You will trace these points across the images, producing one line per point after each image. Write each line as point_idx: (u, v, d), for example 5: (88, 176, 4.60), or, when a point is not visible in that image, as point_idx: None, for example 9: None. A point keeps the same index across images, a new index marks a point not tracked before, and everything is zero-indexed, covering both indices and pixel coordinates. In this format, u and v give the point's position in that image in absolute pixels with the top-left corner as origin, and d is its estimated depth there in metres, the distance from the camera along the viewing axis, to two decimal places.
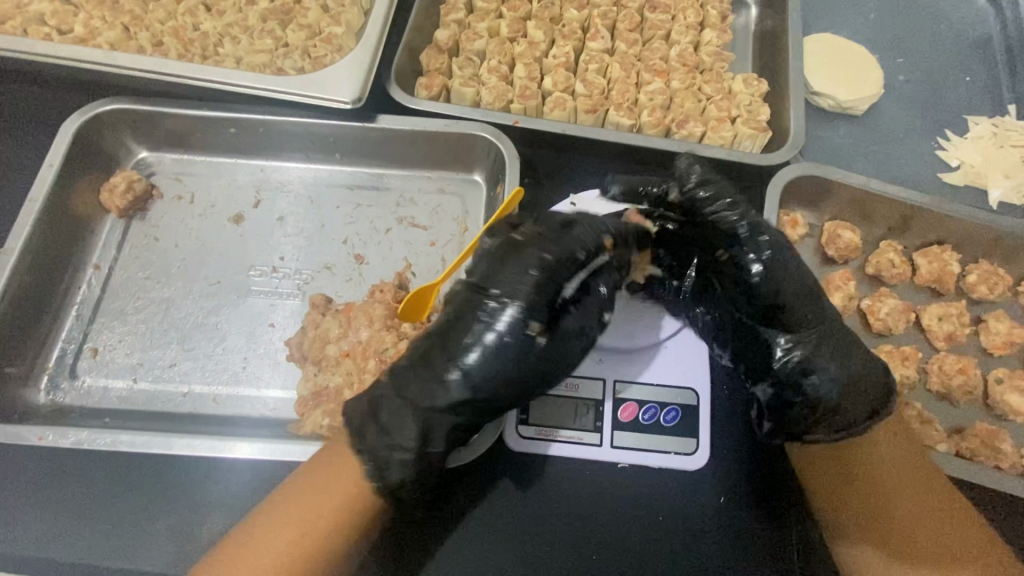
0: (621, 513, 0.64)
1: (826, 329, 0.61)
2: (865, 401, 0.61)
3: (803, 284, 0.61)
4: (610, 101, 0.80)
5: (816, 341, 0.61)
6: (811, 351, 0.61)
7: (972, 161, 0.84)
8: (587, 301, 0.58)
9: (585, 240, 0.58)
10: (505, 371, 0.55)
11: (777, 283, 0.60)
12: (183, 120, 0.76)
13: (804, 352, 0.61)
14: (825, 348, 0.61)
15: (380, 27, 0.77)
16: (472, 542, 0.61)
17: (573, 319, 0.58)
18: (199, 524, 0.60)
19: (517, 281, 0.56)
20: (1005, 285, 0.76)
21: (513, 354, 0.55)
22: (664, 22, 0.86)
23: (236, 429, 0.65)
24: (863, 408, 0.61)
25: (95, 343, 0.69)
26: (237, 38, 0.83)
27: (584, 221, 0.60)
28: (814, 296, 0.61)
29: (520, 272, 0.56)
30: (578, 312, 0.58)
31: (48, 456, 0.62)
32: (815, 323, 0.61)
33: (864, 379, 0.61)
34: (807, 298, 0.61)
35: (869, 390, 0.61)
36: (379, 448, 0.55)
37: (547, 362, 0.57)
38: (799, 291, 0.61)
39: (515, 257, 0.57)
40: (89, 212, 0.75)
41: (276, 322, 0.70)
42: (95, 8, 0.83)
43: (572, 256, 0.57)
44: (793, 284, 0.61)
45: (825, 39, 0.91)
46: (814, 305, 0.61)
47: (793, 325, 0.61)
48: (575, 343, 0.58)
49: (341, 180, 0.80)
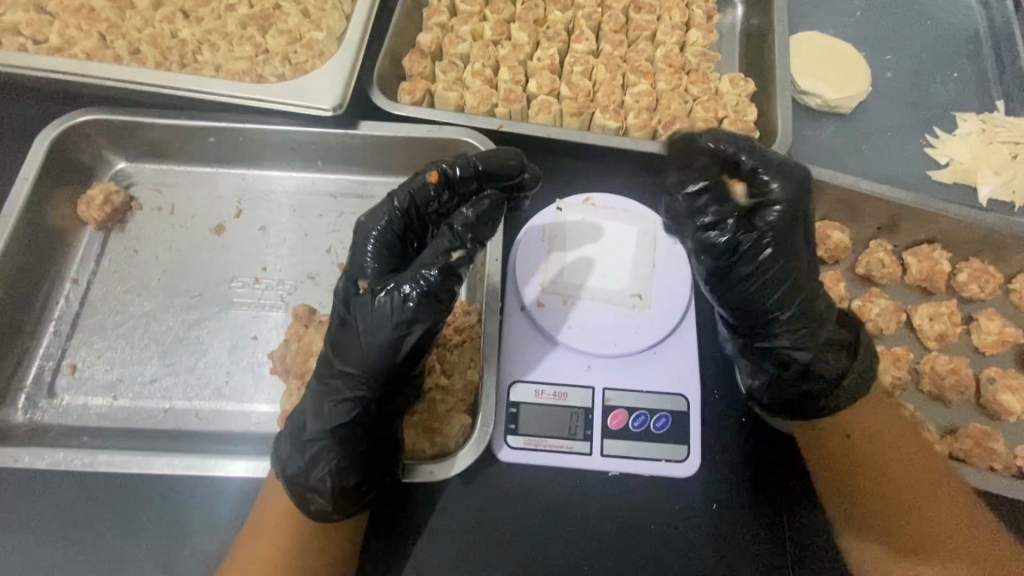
0: (605, 522, 0.63)
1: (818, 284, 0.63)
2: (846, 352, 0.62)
3: (806, 244, 0.63)
4: (595, 104, 0.79)
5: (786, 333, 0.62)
6: (802, 309, 0.62)
7: (962, 159, 0.83)
8: (437, 241, 0.56)
9: (413, 196, 0.59)
10: (366, 334, 0.55)
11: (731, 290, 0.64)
12: (162, 130, 0.74)
13: (794, 312, 0.62)
14: (815, 308, 0.62)
15: (361, 33, 0.75)
16: (448, 544, 0.61)
17: (425, 261, 0.55)
18: (182, 544, 0.59)
19: (360, 256, 0.58)
20: (996, 283, 0.75)
21: (368, 314, 0.55)
22: (650, 23, 0.85)
23: (219, 446, 0.64)
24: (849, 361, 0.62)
25: (74, 359, 0.68)
26: (216, 45, 0.81)
27: (413, 178, 0.61)
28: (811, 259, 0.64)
29: (362, 243, 0.58)
30: (428, 253, 0.56)
31: (25, 479, 0.60)
32: (811, 282, 0.62)
33: (836, 330, 0.63)
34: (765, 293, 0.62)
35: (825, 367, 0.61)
36: (286, 444, 0.56)
37: (423, 319, 0.54)
38: (801, 252, 0.62)
39: (357, 231, 0.59)
40: (66, 225, 0.73)
41: (259, 335, 0.69)
42: (71, 17, 0.82)
43: (394, 215, 0.59)
44: (798, 243, 0.62)
45: (812, 36, 0.90)
46: (810, 267, 0.63)
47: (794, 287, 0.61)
48: (445, 289, 0.54)
49: (325, 187, 0.79)
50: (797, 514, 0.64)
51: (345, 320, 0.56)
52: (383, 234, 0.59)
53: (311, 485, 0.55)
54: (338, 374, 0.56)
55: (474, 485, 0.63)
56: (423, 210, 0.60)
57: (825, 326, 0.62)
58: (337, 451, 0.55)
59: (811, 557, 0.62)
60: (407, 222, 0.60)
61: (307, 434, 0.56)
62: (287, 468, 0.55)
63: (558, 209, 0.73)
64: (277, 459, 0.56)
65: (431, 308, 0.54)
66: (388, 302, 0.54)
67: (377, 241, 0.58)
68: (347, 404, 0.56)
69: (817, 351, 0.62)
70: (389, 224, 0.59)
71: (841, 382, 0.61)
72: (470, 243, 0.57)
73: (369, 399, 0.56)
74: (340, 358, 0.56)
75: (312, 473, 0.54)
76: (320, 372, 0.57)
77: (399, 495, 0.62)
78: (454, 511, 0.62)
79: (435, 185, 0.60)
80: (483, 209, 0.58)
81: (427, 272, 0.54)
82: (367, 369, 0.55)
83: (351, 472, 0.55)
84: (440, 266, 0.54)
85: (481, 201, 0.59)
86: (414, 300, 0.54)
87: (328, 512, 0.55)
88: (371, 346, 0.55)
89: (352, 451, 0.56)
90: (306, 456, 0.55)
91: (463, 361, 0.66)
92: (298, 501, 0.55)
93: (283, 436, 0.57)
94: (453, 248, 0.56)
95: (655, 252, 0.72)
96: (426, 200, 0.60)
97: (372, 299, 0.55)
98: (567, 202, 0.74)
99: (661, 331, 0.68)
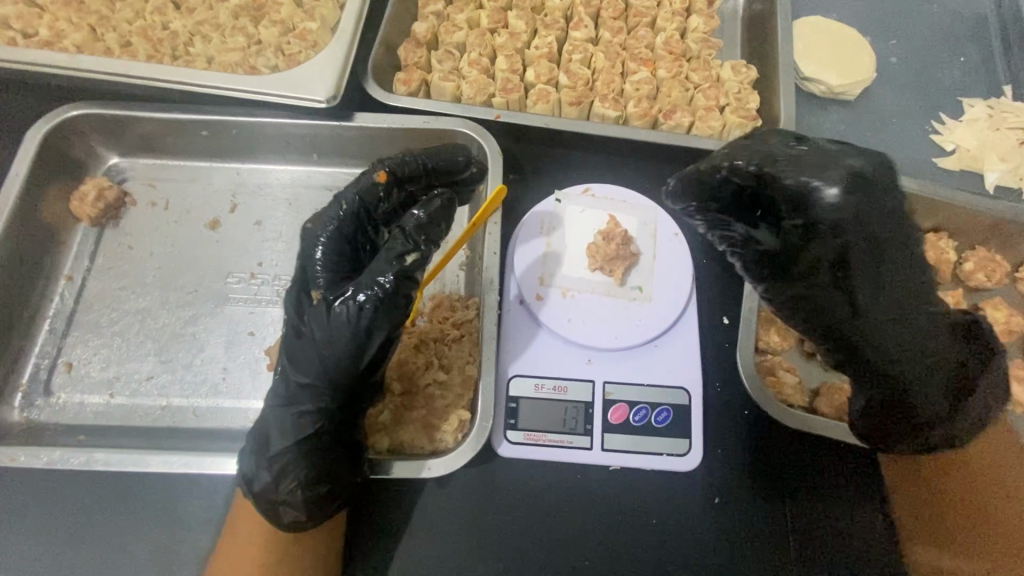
0: (605, 515, 0.62)
1: (910, 284, 0.58)
2: (946, 371, 0.59)
3: (899, 259, 0.58)
4: (595, 93, 0.78)
5: (907, 348, 0.58)
6: (929, 326, 0.59)
7: (968, 144, 0.82)
8: (391, 242, 0.55)
9: (363, 198, 0.59)
10: (324, 345, 0.54)
11: (861, 305, 0.57)
12: (154, 124, 0.73)
13: (926, 316, 0.59)
14: (922, 291, 0.59)
15: (355, 21, 0.74)
16: (447, 540, 0.60)
17: (377, 265, 0.54)
18: (183, 541, 0.58)
19: (310, 262, 0.57)
20: (1002, 271, 0.73)
21: (325, 324, 0.54)
22: (649, 9, 0.84)
23: (217, 442, 0.63)
24: (938, 376, 0.58)
25: (70, 357, 0.67)
26: (208, 37, 0.80)
27: (354, 179, 0.60)
28: (905, 258, 0.58)
29: (310, 247, 0.57)
30: (382, 255, 0.55)
31: (22, 477, 0.60)
32: (915, 280, 0.59)
33: (946, 342, 0.59)
34: (891, 293, 0.57)
35: (934, 374, 0.58)
36: (250, 464, 0.55)
37: (380, 324, 0.53)
38: (895, 254, 0.58)
39: (305, 237, 0.58)
40: (60, 222, 0.72)
41: (257, 330, 0.69)
42: (61, 9, 0.80)
43: (341, 216, 0.58)
44: (883, 228, 0.57)
45: (814, 20, 0.88)
46: (906, 271, 0.58)
47: (902, 295, 0.58)
48: (402, 290, 0.54)
49: (320, 180, 0.78)
50: (785, 510, 0.63)
51: (300, 329, 0.56)
52: (334, 236, 0.58)
53: (281, 499, 0.54)
54: (298, 386, 0.56)
55: (474, 480, 0.63)
56: (373, 212, 0.60)
57: (930, 349, 0.58)
58: (305, 462, 0.54)
59: (809, 555, 0.61)
60: (357, 226, 0.59)
61: (273, 448, 0.54)
62: (254, 485, 0.54)
63: (557, 199, 0.73)
64: (243, 475, 0.55)
65: (389, 314, 0.53)
66: (344, 309, 0.53)
67: (326, 244, 0.57)
68: (310, 415, 0.55)
69: (897, 351, 0.57)
70: (338, 229, 0.58)
71: (928, 386, 0.58)
72: (424, 244, 0.56)
73: (333, 409, 0.56)
74: (297, 369, 0.55)
75: (282, 486, 0.54)
76: (277, 386, 0.57)
77: (390, 494, 0.62)
78: (454, 504, 0.61)
79: (383, 185, 0.60)
80: (437, 206, 0.58)
81: (383, 278, 0.54)
82: (326, 378, 0.55)
83: (320, 480, 0.54)
84: (395, 270, 0.54)
85: (432, 202, 0.58)
86: (369, 307, 0.53)
87: (302, 522, 0.55)
88: (331, 357, 0.54)
89: (322, 461, 0.55)
90: (272, 470, 0.54)
91: (462, 356, 0.65)
92: (270, 514, 0.55)
93: (245, 450, 0.55)
94: (407, 251, 0.55)
95: (656, 243, 0.72)
96: (375, 201, 0.60)
97: (328, 309, 0.54)
98: (566, 193, 0.74)
99: (651, 330, 0.67)
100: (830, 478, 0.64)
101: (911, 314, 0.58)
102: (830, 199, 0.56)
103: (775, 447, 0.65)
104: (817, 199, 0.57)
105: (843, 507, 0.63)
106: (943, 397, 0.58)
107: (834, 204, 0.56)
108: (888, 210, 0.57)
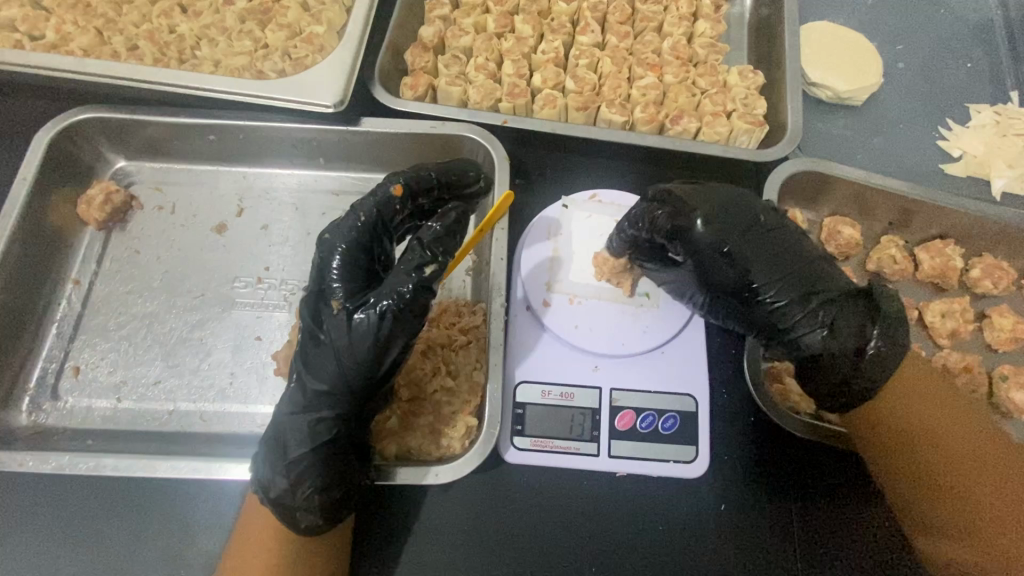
0: (612, 521, 0.62)
1: (793, 267, 0.59)
2: (854, 329, 0.56)
3: (772, 249, 0.60)
4: (601, 98, 0.77)
5: (810, 323, 0.57)
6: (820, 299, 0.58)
7: (974, 152, 0.81)
8: (411, 253, 0.56)
9: (380, 210, 0.59)
10: (344, 354, 0.54)
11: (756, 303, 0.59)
12: (160, 129, 0.73)
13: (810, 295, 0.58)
14: (801, 270, 0.59)
15: (362, 26, 0.74)
16: (452, 546, 0.60)
17: (395, 277, 0.54)
18: (191, 547, 0.59)
19: (327, 273, 0.57)
20: (1009, 278, 0.73)
21: (346, 332, 0.54)
22: (656, 13, 0.84)
23: (224, 447, 0.63)
24: (841, 336, 0.56)
25: (77, 361, 0.67)
26: (215, 40, 0.80)
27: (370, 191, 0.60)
28: (777, 248, 0.60)
29: (328, 256, 0.58)
30: (401, 267, 0.55)
31: (31, 481, 0.60)
32: (791, 262, 0.60)
33: (842, 307, 0.57)
34: (777, 279, 0.59)
35: (842, 335, 0.56)
36: (264, 469, 0.54)
37: (401, 334, 0.54)
38: (766, 248, 0.60)
39: (323, 247, 0.58)
40: (66, 225, 0.72)
41: (264, 335, 0.69)
42: (68, 12, 0.80)
43: (358, 228, 0.58)
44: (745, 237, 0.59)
45: (821, 26, 0.88)
46: (781, 258, 0.60)
47: (778, 273, 0.59)
48: (420, 302, 0.54)
49: (327, 185, 0.78)
50: (792, 516, 0.63)
51: (318, 336, 0.56)
52: (352, 247, 0.58)
53: (298, 505, 0.54)
54: (314, 393, 0.55)
55: (481, 487, 0.63)
56: (389, 223, 0.60)
57: (830, 318, 0.57)
58: (321, 468, 0.54)
59: (816, 562, 0.61)
60: (374, 236, 0.59)
61: (290, 455, 0.54)
62: (271, 491, 0.54)
63: (564, 204, 0.73)
64: (259, 481, 0.54)
65: (409, 322, 0.54)
66: (365, 321, 0.54)
67: (344, 254, 0.57)
68: (326, 422, 0.55)
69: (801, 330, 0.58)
70: (355, 240, 0.58)
71: (839, 354, 0.56)
72: (442, 255, 0.56)
73: (349, 415, 0.56)
74: (312, 375, 0.55)
75: (299, 492, 0.54)
76: (292, 393, 0.56)
77: (396, 500, 0.62)
78: (460, 511, 0.61)
79: (400, 198, 0.60)
80: (454, 217, 0.58)
81: (403, 288, 0.54)
82: (345, 386, 0.54)
83: (337, 484, 0.55)
84: (415, 280, 0.54)
85: (449, 213, 0.58)
86: (391, 317, 0.53)
87: (318, 526, 0.54)
88: (351, 364, 0.54)
89: (339, 466, 0.55)
90: (290, 476, 0.54)
91: (470, 362, 0.65)
92: (287, 520, 0.54)
93: (260, 456, 0.55)
94: (426, 262, 0.55)
95: None
96: (391, 213, 0.60)
97: (349, 318, 0.54)
98: (573, 199, 0.73)
99: (660, 338, 0.68)
100: (837, 485, 0.64)
101: (798, 293, 0.58)
102: (697, 226, 0.59)
103: (781, 454, 0.65)
104: (683, 227, 0.60)
105: (850, 514, 0.63)
106: (851, 353, 0.55)
107: (700, 223, 0.59)
108: (739, 220, 0.60)
